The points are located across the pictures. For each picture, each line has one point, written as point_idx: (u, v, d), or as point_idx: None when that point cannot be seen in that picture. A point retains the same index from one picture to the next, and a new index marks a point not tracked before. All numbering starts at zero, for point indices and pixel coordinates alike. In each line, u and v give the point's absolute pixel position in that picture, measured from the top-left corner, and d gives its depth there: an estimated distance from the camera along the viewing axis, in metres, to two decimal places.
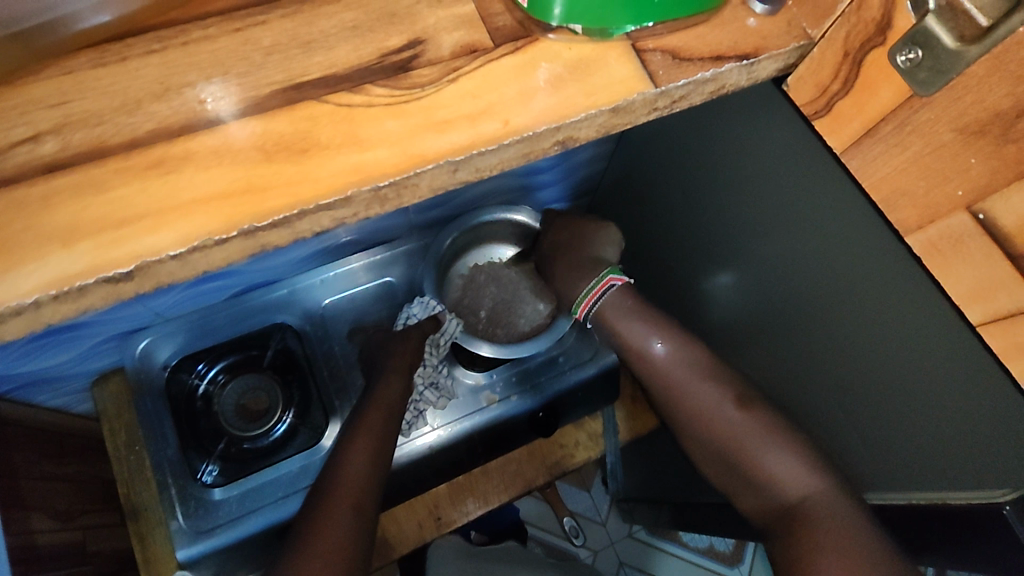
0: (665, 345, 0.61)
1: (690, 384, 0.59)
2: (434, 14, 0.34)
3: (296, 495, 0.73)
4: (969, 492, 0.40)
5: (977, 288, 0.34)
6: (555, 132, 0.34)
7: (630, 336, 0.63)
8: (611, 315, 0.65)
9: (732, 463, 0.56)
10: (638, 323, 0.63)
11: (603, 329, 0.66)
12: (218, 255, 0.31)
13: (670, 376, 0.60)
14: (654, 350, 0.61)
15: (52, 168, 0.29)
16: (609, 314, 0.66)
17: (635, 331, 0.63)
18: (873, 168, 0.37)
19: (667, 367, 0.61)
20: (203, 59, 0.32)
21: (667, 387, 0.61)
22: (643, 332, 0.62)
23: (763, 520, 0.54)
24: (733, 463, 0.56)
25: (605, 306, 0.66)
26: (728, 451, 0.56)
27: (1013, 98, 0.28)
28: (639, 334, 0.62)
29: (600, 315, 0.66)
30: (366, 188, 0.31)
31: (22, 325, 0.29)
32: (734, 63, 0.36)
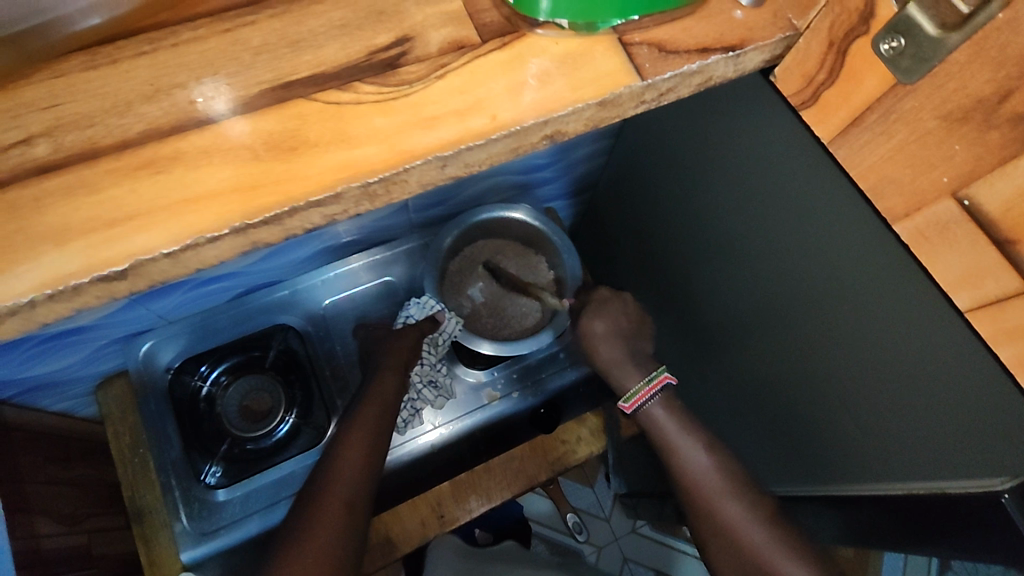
0: (711, 457, 0.63)
1: (721, 499, 0.60)
2: (421, 11, 0.35)
3: (288, 499, 0.75)
4: (971, 481, 0.41)
5: (965, 274, 0.34)
6: (543, 126, 0.34)
7: (676, 445, 0.64)
8: (660, 418, 0.66)
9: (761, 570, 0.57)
10: (684, 432, 0.64)
11: (654, 433, 0.66)
12: (211, 253, 0.31)
13: (704, 489, 0.62)
14: (698, 462, 0.63)
15: (45, 170, 0.30)
16: (660, 418, 0.66)
17: (684, 443, 0.64)
18: (860, 156, 0.37)
19: (705, 480, 0.62)
20: (192, 60, 0.32)
21: (702, 497, 0.61)
22: (688, 439, 0.64)
23: None
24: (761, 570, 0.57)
25: (656, 409, 0.66)
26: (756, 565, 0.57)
27: (995, 83, 0.28)
28: (684, 444, 0.64)
29: (651, 415, 0.66)
30: (356, 184, 0.31)
31: (17, 325, 0.30)
32: (719, 55, 0.36)
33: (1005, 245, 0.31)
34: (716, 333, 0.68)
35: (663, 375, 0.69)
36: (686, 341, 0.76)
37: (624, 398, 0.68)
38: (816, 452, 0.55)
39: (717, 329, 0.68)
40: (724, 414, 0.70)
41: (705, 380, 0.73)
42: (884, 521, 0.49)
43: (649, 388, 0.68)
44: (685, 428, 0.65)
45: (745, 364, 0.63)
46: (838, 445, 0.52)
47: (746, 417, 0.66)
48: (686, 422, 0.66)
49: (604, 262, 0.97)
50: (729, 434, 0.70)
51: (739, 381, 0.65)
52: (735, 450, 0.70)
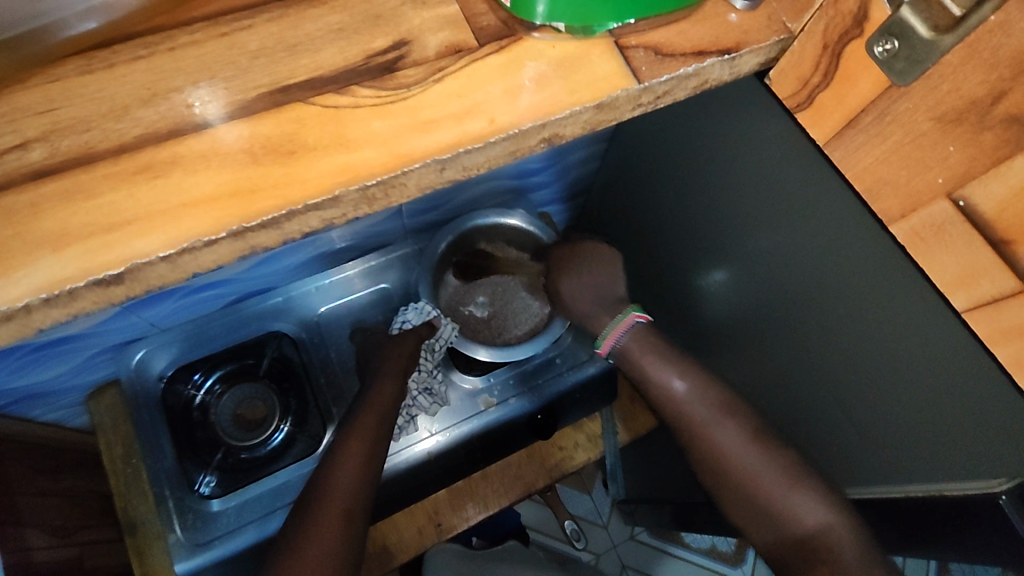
0: (686, 382, 0.62)
1: (710, 424, 0.60)
2: (419, 15, 0.35)
3: (281, 510, 0.73)
4: (969, 483, 0.41)
5: (960, 274, 0.35)
6: (541, 130, 0.34)
7: (653, 376, 0.63)
8: (631, 350, 0.65)
9: (753, 500, 0.57)
10: (661, 361, 0.64)
11: (630, 370, 0.65)
12: (208, 257, 0.31)
13: (693, 417, 0.61)
14: (676, 389, 0.62)
15: (40, 175, 0.30)
16: (634, 349, 0.65)
17: (656, 370, 0.63)
18: (855, 158, 0.37)
19: (690, 406, 0.61)
20: (189, 64, 0.32)
21: (688, 427, 0.61)
22: (664, 369, 0.63)
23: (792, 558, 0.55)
24: (754, 500, 0.57)
25: (629, 342, 0.66)
26: (747, 488, 0.57)
27: (989, 85, 0.29)
28: (661, 372, 0.63)
29: (624, 351, 0.65)
30: (354, 187, 0.31)
31: (10, 331, 0.29)
32: (715, 58, 0.36)
33: (1000, 245, 0.32)
34: (714, 336, 0.68)
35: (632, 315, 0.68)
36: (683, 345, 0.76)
37: (601, 342, 0.68)
38: (821, 449, 0.55)
39: (714, 332, 0.68)
40: None
41: None
42: (887, 519, 0.49)
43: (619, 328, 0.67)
44: (658, 353, 0.64)
45: (745, 366, 0.63)
46: (839, 443, 0.52)
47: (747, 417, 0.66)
48: (659, 348, 0.65)
49: None
50: None
51: (740, 384, 0.65)
52: None
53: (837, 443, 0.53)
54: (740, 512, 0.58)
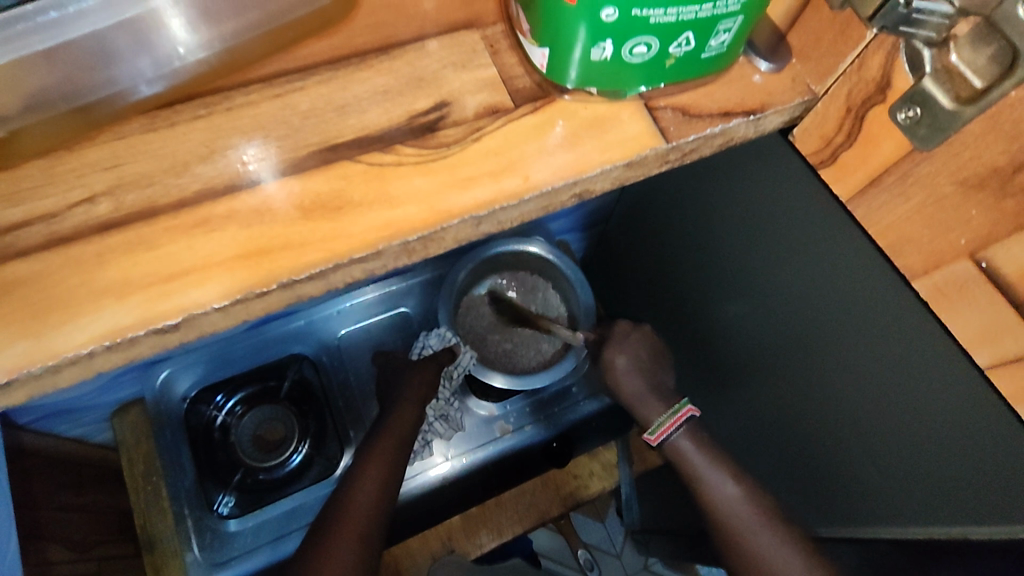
0: (739, 486, 0.63)
1: (752, 528, 0.60)
2: (458, 78, 0.37)
3: (297, 531, 0.76)
4: (993, 526, 0.41)
5: (982, 332, 0.35)
6: (573, 186, 0.36)
7: (707, 475, 0.64)
8: (684, 448, 0.66)
9: None
10: (716, 465, 0.64)
11: (682, 465, 0.66)
12: (258, 306, 0.32)
13: (736, 521, 0.61)
14: (728, 493, 0.62)
15: (106, 228, 0.32)
16: (687, 450, 0.66)
17: (711, 474, 0.64)
18: (878, 216, 0.38)
19: (735, 510, 0.61)
20: (245, 123, 0.34)
21: (728, 529, 0.61)
22: (717, 471, 0.64)
23: None
24: None
25: (682, 441, 0.66)
26: None
27: (1009, 155, 0.30)
28: (712, 472, 0.64)
29: (676, 446, 0.67)
30: (396, 242, 0.33)
31: (74, 375, 0.31)
32: (741, 118, 0.38)
33: None
34: (723, 371, 0.69)
35: (687, 408, 0.69)
36: (691, 380, 0.77)
37: (649, 430, 0.69)
38: (828, 489, 0.55)
39: (725, 366, 0.68)
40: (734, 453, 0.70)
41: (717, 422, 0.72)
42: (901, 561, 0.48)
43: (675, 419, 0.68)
44: (710, 459, 0.65)
45: (756, 406, 0.63)
46: (851, 482, 0.52)
47: (757, 457, 0.65)
48: (714, 450, 0.66)
49: (616, 296, 0.97)
50: None
51: (749, 420, 0.65)
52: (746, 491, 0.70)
53: (848, 484, 0.52)
54: None
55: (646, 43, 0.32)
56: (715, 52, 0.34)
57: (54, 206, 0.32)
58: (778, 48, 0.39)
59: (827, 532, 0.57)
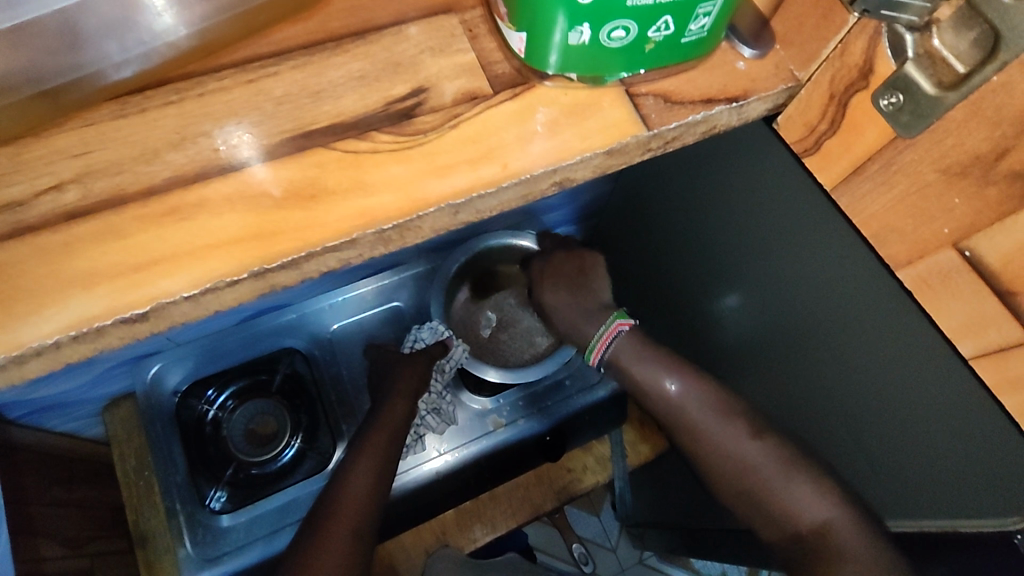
0: (680, 383, 0.59)
1: (709, 426, 0.57)
2: (436, 64, 0.36)
3: (290, 527, 0.75)
4: (981, 520, 0.40)
5: (967, 323, 0.35)
6: (552, 174, 0.35)
7: (647, 379, 0.60)
8: (621, 360, 0.62)
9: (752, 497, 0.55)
10: (653, 363, 0.60)
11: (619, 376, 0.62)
12: (231, 296, 0.32)
13: (688, 418, 0.58)
14: (670, 392, 0.59)
15: (74, 216, 0.31)
16: (623, 359, 0.62)
17: (653, 376, 0.60)
18: (863, 204, 0.38)
19: (685, 407, 0.58)
20: (217, 109, 0.34)
21: (683, 426, 0.58)
22: (656, 371, 0.60)
23: (790, 554, 0.53)
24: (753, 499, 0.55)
25: (617, 354, 0.62)
26: (744, 483, 0.55)
27: (992, 142, 0.29)
28: (652, 373, 0.60)
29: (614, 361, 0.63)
30: (371, 231, 0.33)
31: (42, 366, 0.30)
32: (723, 105, 0.37)
33: (1006, 295, 0.32)
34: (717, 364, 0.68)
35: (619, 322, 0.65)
36: None
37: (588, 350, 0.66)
38: None
39: (718, 359, 0.68)
40: None
41: None
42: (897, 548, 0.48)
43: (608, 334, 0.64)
44: (646, 357, 0.61)
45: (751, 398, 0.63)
46: (845, 474, 0.52)
47: None
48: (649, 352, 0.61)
49: None
50: None
51: None
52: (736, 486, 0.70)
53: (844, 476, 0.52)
54: (738, 504, 0.56)
55: (623, 27, 0.31)
56: (696, 37, 0.34)
57: (21, 194, 0.31)
58: (762, 34, 0.39)
59: None
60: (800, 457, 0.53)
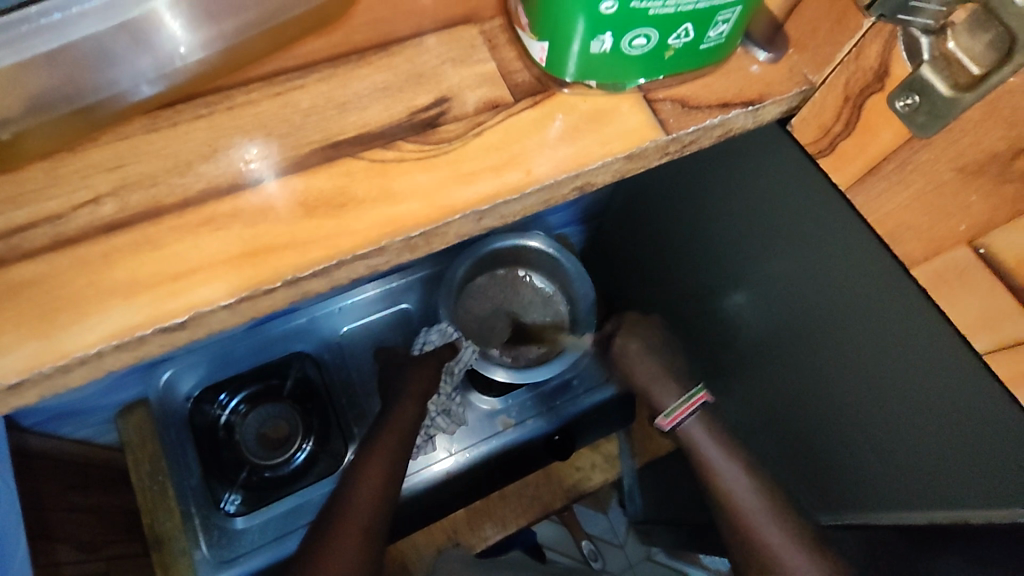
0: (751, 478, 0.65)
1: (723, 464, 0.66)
2: (457, 73, 0.37)
3: (294, 533, 0.76)
4: (999, 511, 0.41)
5: (982, 318, 0.36)
6: (574, 179, 0.36)
7: (721, 469, 0.66)
8: (696, 435, 0.69)
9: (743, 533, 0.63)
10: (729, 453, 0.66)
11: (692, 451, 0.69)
12: (265, 303, 0.33)
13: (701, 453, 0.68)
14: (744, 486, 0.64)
15: (111, 228, 0.32)
16: (699, 434, 0.69)
17: (727, 469, 0.66)
18: (878, 204, 0.39)
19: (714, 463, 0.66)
20: (247, 122, 0.34)
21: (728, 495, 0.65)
22: (728, 461, 0.66)
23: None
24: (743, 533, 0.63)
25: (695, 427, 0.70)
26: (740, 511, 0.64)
27: (1008, 140, 0.30)
28: (724, 465, 0.66)
29: (689, 432, 0.70)
30: (399, 238, 0.33)
31: (83, 374, 0.31)
32: (739, 109, 0.38)
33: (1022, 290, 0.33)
34: (726, 364, 0.69)
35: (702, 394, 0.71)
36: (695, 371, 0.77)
37: (664, 414, 0.73)
38: (832, 479, 0.55)
39: (728, 359, 0.68)
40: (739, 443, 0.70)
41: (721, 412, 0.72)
42: (910, 540, 0.48)
43: (688, 404, 0.71)
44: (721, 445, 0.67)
45: (760, 395, 0.63)
46: (857, 469, 0.52)
47: (761, 446, 0.66)
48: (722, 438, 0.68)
49: (615, 288, 0.97)
50: None
51: (755, 410, 0.65)
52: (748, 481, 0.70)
53: (855, 472, 0.52)
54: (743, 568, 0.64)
55: (644, 35, 0.32)
56: (713, 44, 0.34)
57: (59, 207, 0.32)
58: (776, 38, 0.39)
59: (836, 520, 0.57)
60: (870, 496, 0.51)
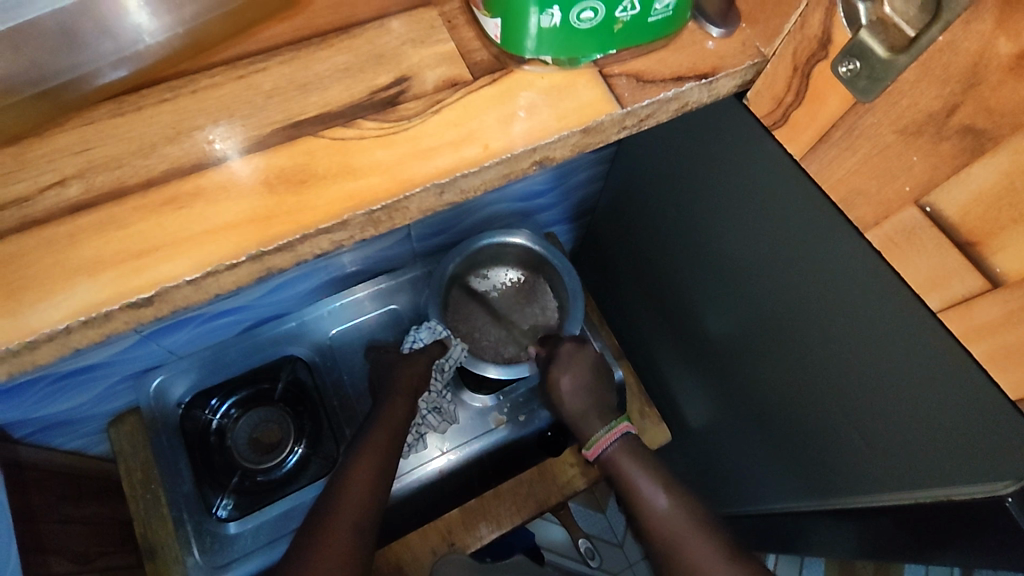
0: (670, 500, 0.65)
1: (641, 483, 0.66)
2: (417, 53, 0.38)
3: (283, 539, 0.75)
4: (969, 487, 0.42)
5: (932, 277, 0.37)
6: (532, 153, 0.37)
7: (640, 487, 0.66)
8: (619, 459, 0.69)
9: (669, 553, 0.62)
10: (650, 480, 0.66)
11: (617, 475, 0.68)
12: (228, 279, 0.33)
13: (620, 472, 0.68)
14: (660, 506, 0.65)
15: (77, 209, 0.33)
16: (622, 461, 0.69)
17: (644, 483, 0.66)
18: (831, 170, 0.40)
19: (669, 523, 0.63)
20: (210, 105, 0.35)
21: (666, 540, 0.63)
22: (650, 485, 0.66)
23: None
24: (670, 553, 0.62)
25: (617, 452, 0.69)
26: (664, 538, 0.63)
27: (943, 99, 0.31)
28: (646, 485, 0.66)
29: (612, 458, 0.69)
30: (361, 212, 0.34)
31: (52, 351, 0.32)
32: (694, 82, 0.39)
33: (965, 246, 0.34)
34: (714, 352, 0.70)
35: (623, 423, 0.72)
36: (684, 357, 0.78)
37: (586, 445, 0.72)
38: (822, 462, 0.57)
39: (715, 347, 0.70)
40: (734, 431, 0.71)
41: (715, 400, 0.74)
42: (896, 529, 0.50)
43: (611, 433, 0.71)
44: (640, 466, 0.68)
45: (751, 385, 0.64)
46: (846, 450, 0.53)
47: (754, 434, 0.67)
48: (647, 464, 0.68)
49: (603, 283, 0.99)
50: (735, 452, 0.73)
51: (745, 398, 0.67)
52: (743, 466, 0.72)
53: (844, 453, 0.54)
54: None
55: (591, 8, 0.33)
56: (662, 16, 0.36)
57: (27, 189, 0.33)
58: (728, 13, 0.41)
59: (827, 504, 0.58)
60: (862, 481, 0.53)
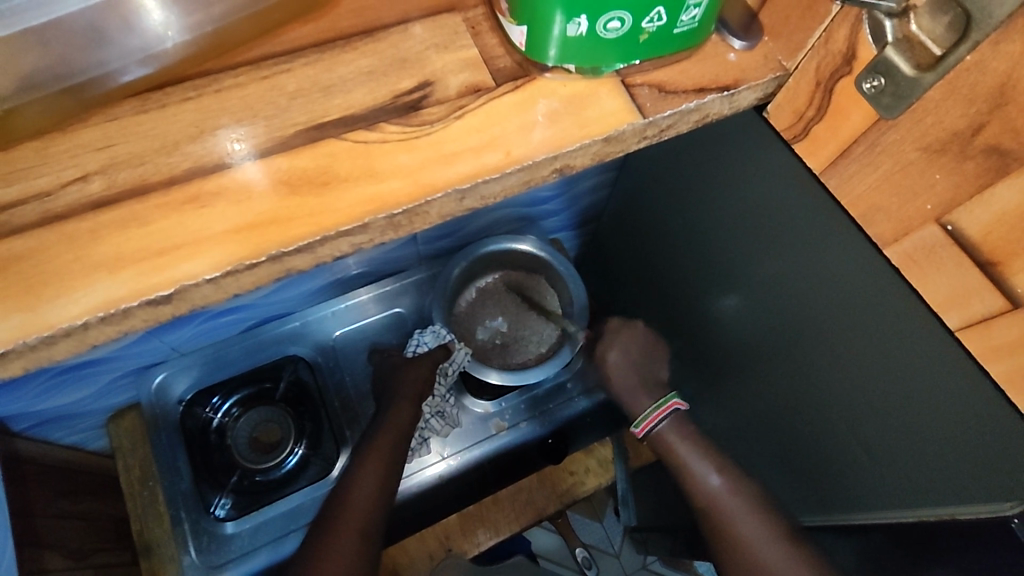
0: (723, 479, 0.65)
1: (691, 459, 0.67)
2: (441, 58, 0.38)
3: (296, 532, 0.75)
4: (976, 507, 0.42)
5: (953, 295, 0.37)
6: (553, 161, 0.37)
7: (691, 466, 0.66)
8: (668, 439, 0.68)
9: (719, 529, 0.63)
10: (700, 457, 0.66)
11: (667, 455, 0.68)
12: (248, 279, 0.33)
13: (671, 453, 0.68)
14: (713, 484, 0.65)
15: (98, 205, 0.33)
16: (672, 441, 0.68)
17: (698, 466, 0.66)
18: (850, 186, 0.40)
19: (723, 501, 0.63)
20: (233, 104, 0.35)
21: (717, 520, 0.63)
22: (701, 462, 0.66)
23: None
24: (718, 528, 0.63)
25: (667, 432, 0.69)
26: (714, 514, 0.64)
27: (968, 118, 0.31)
28: (699, 464, 0.66)
29: (662, 436, 0.69)
30: (381, 215, 0.34)
31: (70, 347, 0.32)
32: (715, 94, 0.39)
33: (987, 266, 0.34)
34: (717, 362, 0.70)
35: (672, 400, 0.71)
36: (686, 368, 0.78)
37: (636, 422, 0.71)
38: (822, 477, 0.56)
39: (718, 358, 0.69)
40: (733, 443, 0.71)
41: (714, 412, 0.73)
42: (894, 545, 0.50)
43: (659, 411, 0.70)
44: (698, 452, 0.67)
45: (753, 398, 0.64)
46: (847, 466, 0.53)
47: (754, 446, 0.67)
48: (697, 442, 0.68)
49: (608, 291, 0.98)
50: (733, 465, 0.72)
51: (745, 411, 0.66)
52: None
53: (845, 469, 0.53)
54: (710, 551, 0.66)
55: (619, 18, 0.33)
56: (687, 28, 0.36)
57: (48, 184, 0.33)
58: (750, 26, 0.41)
59: (825, 520, 0.58)
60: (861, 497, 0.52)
